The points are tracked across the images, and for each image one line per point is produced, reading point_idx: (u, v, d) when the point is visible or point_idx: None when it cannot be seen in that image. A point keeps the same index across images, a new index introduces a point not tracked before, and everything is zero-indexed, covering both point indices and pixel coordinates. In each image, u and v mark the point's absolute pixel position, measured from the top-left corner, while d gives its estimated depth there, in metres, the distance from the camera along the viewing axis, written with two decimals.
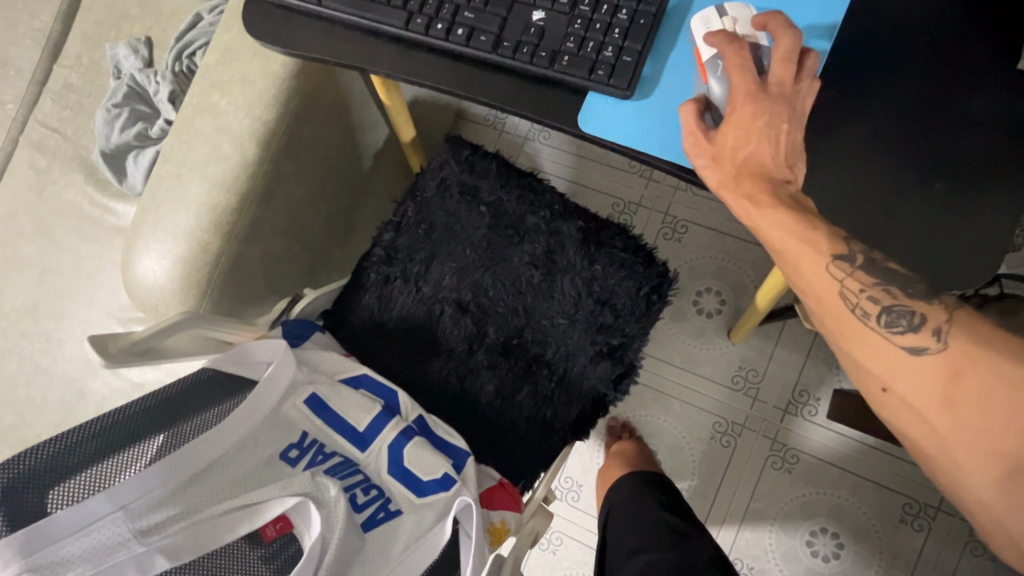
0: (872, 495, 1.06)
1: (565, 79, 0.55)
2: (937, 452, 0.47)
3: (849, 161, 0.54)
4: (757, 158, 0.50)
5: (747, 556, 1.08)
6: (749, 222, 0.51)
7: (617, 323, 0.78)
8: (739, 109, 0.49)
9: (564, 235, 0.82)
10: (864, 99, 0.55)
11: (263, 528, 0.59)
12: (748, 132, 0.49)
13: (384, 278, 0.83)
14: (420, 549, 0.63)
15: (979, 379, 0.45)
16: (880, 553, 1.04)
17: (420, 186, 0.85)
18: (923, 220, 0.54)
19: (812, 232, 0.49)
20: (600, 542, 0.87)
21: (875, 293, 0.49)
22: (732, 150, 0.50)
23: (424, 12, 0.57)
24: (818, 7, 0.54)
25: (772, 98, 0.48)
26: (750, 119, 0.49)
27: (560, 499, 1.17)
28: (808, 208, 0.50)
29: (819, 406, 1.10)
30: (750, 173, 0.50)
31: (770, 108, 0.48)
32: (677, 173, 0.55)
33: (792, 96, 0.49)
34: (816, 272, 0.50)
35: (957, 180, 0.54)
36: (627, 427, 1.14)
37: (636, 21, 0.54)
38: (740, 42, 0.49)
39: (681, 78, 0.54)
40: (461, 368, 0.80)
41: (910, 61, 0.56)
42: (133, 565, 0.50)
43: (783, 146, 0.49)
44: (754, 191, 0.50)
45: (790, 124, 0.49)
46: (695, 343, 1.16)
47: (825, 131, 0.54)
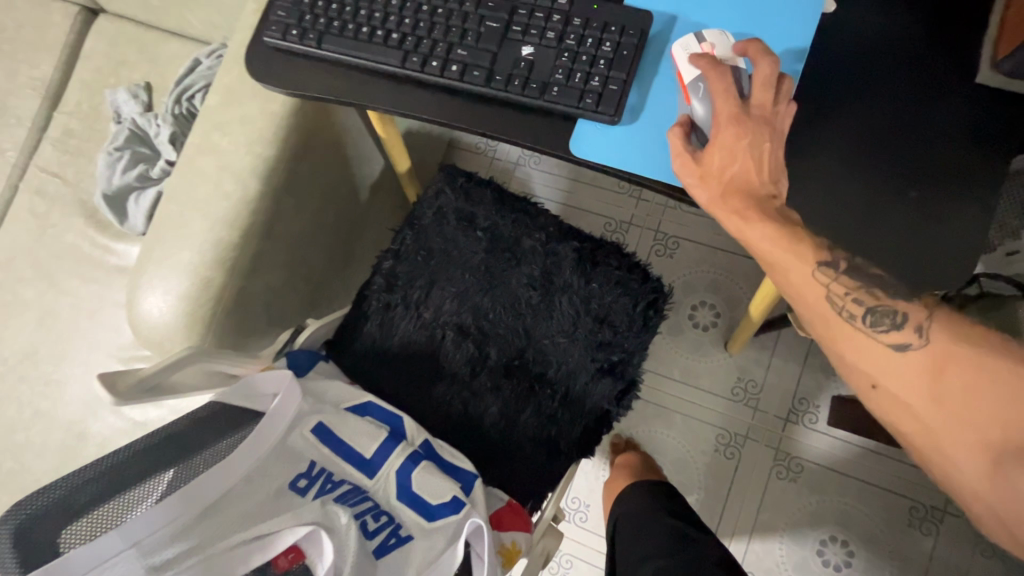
0: (878, 499, 1.06)
1: (555, 109, 0.57)
2: (925, 445, 0.48)
3: (823, 178, 0.57)
4: (743, 176, 0.52)
5: (758, 569, 1.08)
6: (738, 236, 0.54)
7: (617, 339, 0.80)
8: (722, 131, 0.52)
9: (560, 255, 0.84)
10: (836, 117, 0.59)
11: (275, 558, 0.58)
12: (729, 152, 0.52)
13: (385, 305, 0.85)
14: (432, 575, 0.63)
15: (961, 371, 0.47)
16: (891, 558, 1.04)
17: (417, 214, 0.88)
18: (901, 228, 0.56)
19: (797, 242, 0.52)
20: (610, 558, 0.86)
21: (858, 296, 0.52)
22: (718, 168, 0.53)
23: (419, 51, 0.60)
24: (788, 35, 0.58)
25: (754, 120, 0.51)
26: (733, 138, 0.52)
27: (568, 521, 1.17)
28: (793, 221, 0.53)
29: (818, 413, 1.11)
30: (736, 190, 0.53)
31: (751, 129, 0.51)
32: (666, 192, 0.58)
33: (772, 117, 0.52)
34: (803, 279, 0.53)
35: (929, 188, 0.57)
36: (631, 443, 1.15)
37: (619, 53, 0.57)
38: (723, 68, 0.52)
39: (664, 104, 0.58)
40: (465, 392, 0.81)
41: (876, 81, 0.59)
42: None
43: (766, 163, 0.52)
44: (742, 206, 0.52)
45: (770, 143, 0.52)
46: (693, 357, 1.18)
47: (799, 151, 0.58)
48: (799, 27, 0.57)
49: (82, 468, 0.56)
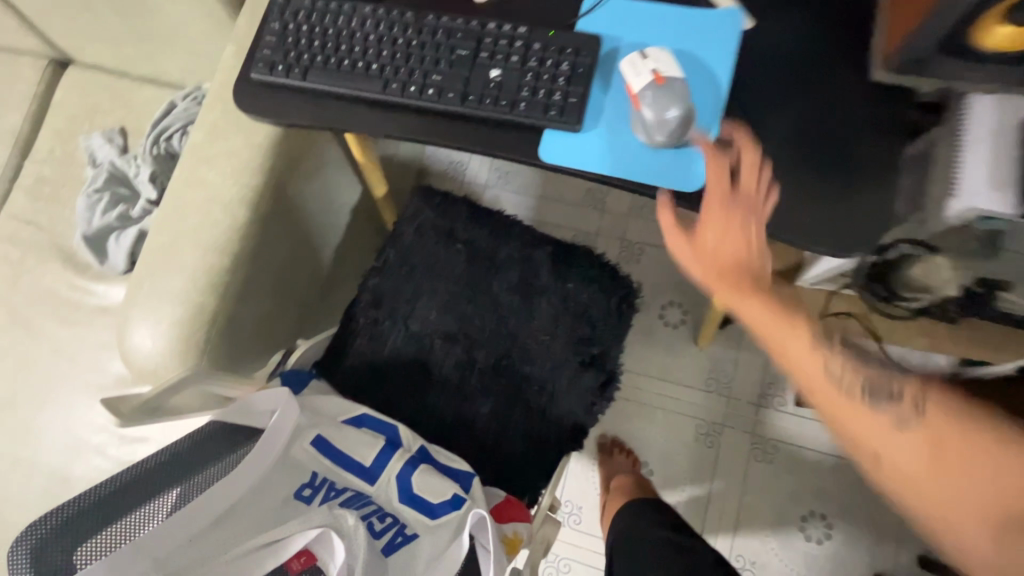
0: (848, 472, 1.14)
1: (525, 122, 0.61)
2: (935, 525, 0.43)
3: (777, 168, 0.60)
4: (736, 255, 0.55)
5: (747, 552, 1.13)
6: (736, 311, 0.55)
7: (594, 334, 0.87)
8: (714, 213, 0.56)
9: (536, 260, 0.91)
10: (781, 111, 0.62)
11: (288, 562, 0.61)
12: (724, 231, 0.55)
13: (373, 320, 0.88)
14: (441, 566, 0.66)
15: (960, 448, 0.43)
16: (865, 526, 1.11)
17: (398, 233, 0.93)
18: (847, 207, 0.59)
19: (791, 313, 0.52)
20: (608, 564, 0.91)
21: (853, 369, 0.50)
22: (712, 246, 0.56)
23: (398, 78, 0.63)
24: (722, 45, 0.62)
25: (743, 203, 0.55)
26: (725, 218, 0.55)
27: (564, 525, 1.20)
28: (785, 297, 0.54)
29: (786, 396, 1.19)
30: (732, 267, 0.55)
31: (740, 210, 0.55)
32: (636, 191, 0.60)
33: (758, 198, 0.56)
34: (800, 350, 0.51)
35: (868, 173, 0.60)
36: (626, 451, 1.18)
37: (578, 70, 0.60)
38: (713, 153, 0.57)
39: (619, 110, 0.60)
40: (456, 397, 0.85)
41: (818, 72, 0.62)
42: None
43: (755, 242, 0.55)
44: (739, 282, 0.54)
45: (756, 225, 0.55)
46: (667, 354, 1.24)
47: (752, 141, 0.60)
48: (729, 38, 0.62)
49: (94, 486, 0.58)
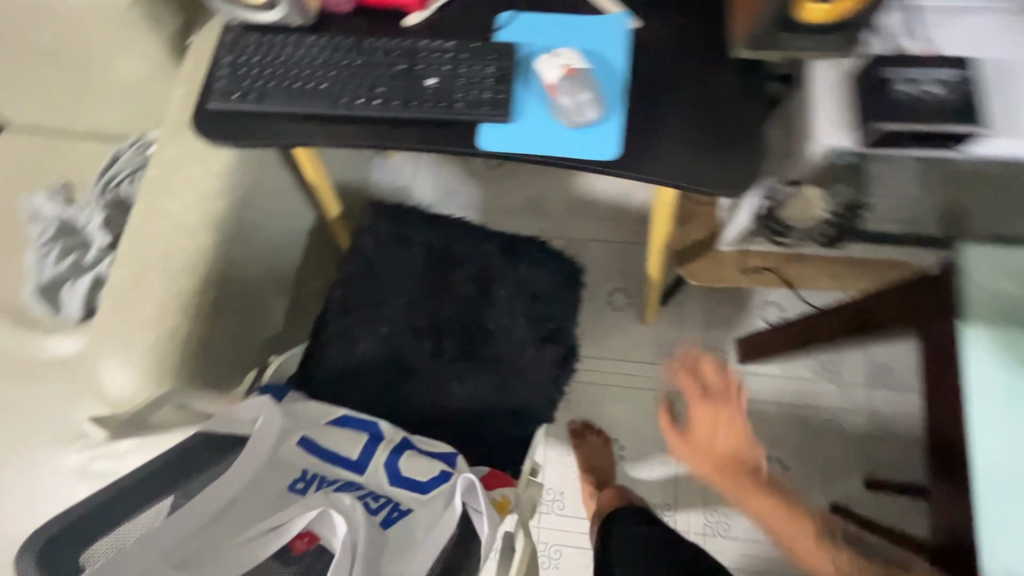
0: (793, 416, 1.26)
1: (462, 119, 0.70)
2: None
3: (680, 128, 0.70)
4: (728, 447, 0.77)
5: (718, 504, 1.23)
6: (739, 496, 0.73)
7: (549, 312, 0.97)
8: (701, 407, 0.82)
9: (488, 252, 0.99)
10: (678, 81, 0.72)
11: (292, 542, 0.63)
12: (709, 432, 0.79)
13: (343, 328, 0.93)
14: (438, 530, 0.69)
15: None
16: (815, 461, 1.24)
17: (357, 245, 0.99)
18: (744, 152, 0.69)
19: (792, 510, 0.69)
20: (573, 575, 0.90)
21: (852, 551, 0.66)
22: (707, 443, 0.78)
23: (345, 94, 0.72)
24: (617, 39, 0.74)
25: (719, 397, 0.81)
26: (709, 418, 0.80)
27: (547, 512, 1.26)
28: (777, 483, 0.72)
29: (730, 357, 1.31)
30: (729, 462, 0.75)
31: (722, 411, 0.80)
32: (568, 167, 0.69)
33: (730, 395, 0.81)
34: (787, 524, 0.68)
35: (755, 121, 0.70)
36: (602, 437, 1.26)
37: (502, 71, 0.70)
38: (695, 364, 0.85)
39: (538, 99, 0.71)
40: (432, 388, 0.90)
41: (703, 45, 0.73)
42: None
43: (734, 434, 0.77)
44: (730, 469, 0.74)
45: (732, 414, 0.79)
46: (620, 336, 1.35)
47: (655, 111, 0.71)
48: (620, 33, 0.74)
49: (91, 494, 0.59)
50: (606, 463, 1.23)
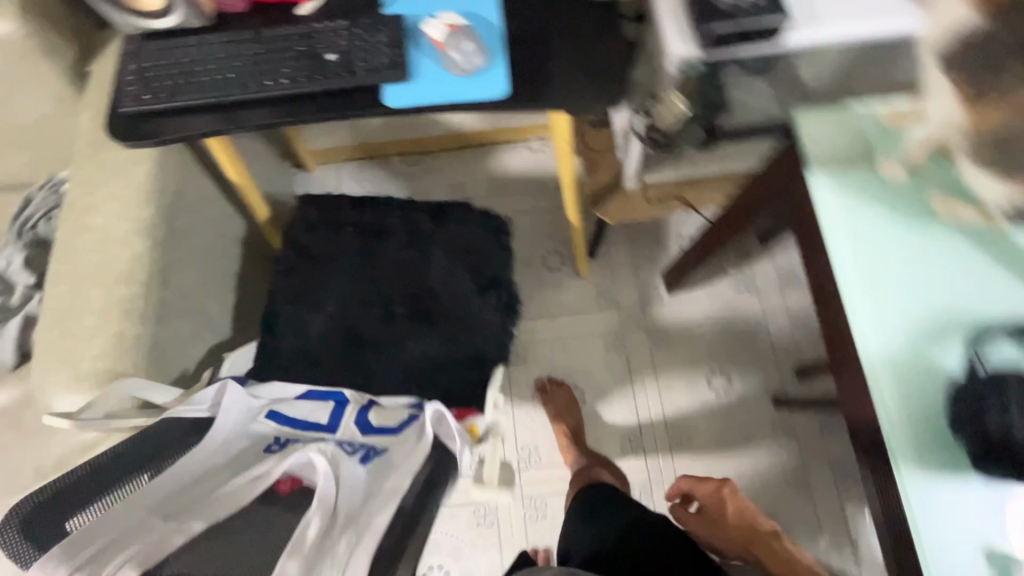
0: (723, 329, 1.40)
1: (366, 83, 0.77)
2: None
3: (559, 61, 0.80)
4: (739, 523, 0.94)
5: (674, 422, 1.35)
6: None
7: (485, 261, 1.03)
8: (712, 499, 0.98)
9: (418, 219, 1.05)
10: (550, 23, 0.82)
11: (275, 485, 0.69)
12: (724, 511, 0.96)
13: (292, 313, 0.97)
14: (414, 456, 0.74)
15: None
16: (749, 363, 1.38)
17: (292, 237, 1.03)
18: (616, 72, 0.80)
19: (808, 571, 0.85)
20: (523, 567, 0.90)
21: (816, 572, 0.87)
22: (718, 525, 0.96)
23: (254, 79, 0.78)
24: None
25: (718, 503, 0.97)
26: (713, 506, 0.97)
27: (525, 467, 1.32)
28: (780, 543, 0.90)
29: (660, 289, 1.44)
30: (735, 530, 0.94)
31: (726, 500, 0.96)
32: (468, 110, 0.78)
33: (721, 494, 0.97)
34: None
35: (618, 46, 0.81)
36: (562, 386, 1.32)
37: (394, 39, 0.79)
38: (698, 484, 1.01)
39: (430, 56, 0.79)
40: (390, 351, 0.96)
41: None
42: (176, 532, 0.60)
43: (745, 520, 0.94)
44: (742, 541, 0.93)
45: (733, 510, 0.95)
46: (560, 292, 1.45)
47: (535, 51, 0.81)
48: None
49: (65, 474, 0.63)
50: (574, 416, 1.29)
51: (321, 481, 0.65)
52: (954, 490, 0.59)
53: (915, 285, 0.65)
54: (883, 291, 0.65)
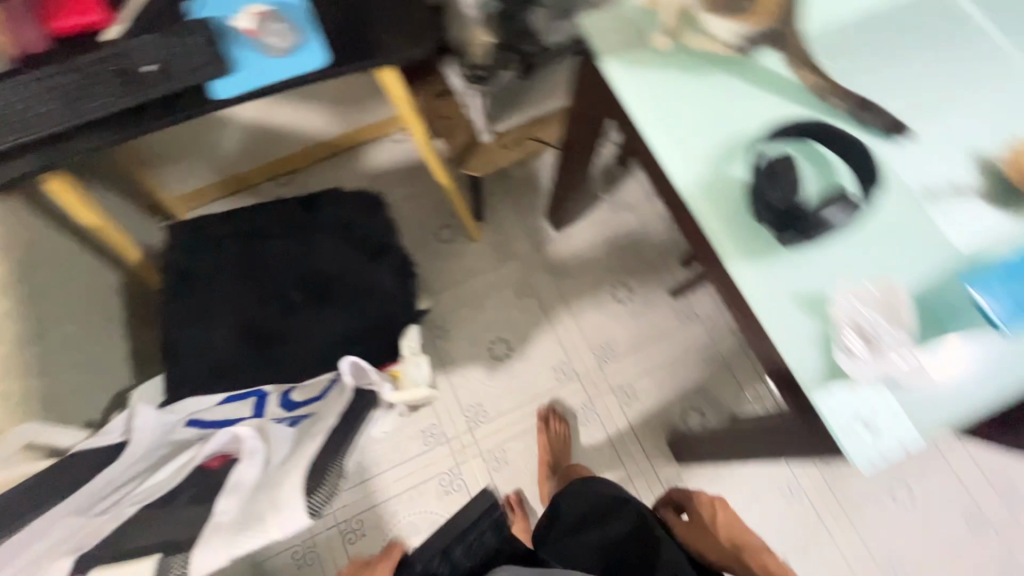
0: (614, 247, 1.53)
1: (188, 83, 0.80)
2: None
3: (368, 25, 0.88)
4: (731, 531, 0.94)
5: (596, 341, 1.46)
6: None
7: (369, 234, 1.07)
8: (705, 511, 1.00)
9: (293, 212, 1.08)
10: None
11: (206, 461, 0.78)
12: (714, 520, 0.97)
13: (194, 331, 0.99)
14: (327, 424, 0.83)
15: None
16: (643, 270, 1.52)
17: (173, 263, 1.04)
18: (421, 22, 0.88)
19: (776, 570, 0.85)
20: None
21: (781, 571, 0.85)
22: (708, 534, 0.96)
23: (69, 105, 0.78)
24: None
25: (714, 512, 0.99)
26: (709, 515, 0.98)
27: (476, 425, 1.38)
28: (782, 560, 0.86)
29: (549, 230, 1.55)
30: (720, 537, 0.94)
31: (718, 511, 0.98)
32: (296, 86, 0.85)
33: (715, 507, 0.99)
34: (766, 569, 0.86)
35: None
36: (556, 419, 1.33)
37: (206, 37, 0.82)
38: (695, 494, 1.05)
39: (246, 46, 0.85)
40: (303, 338, 0.99)
41: None
42: (111, 517, 0.70)
43: (737, 528, 0.94)
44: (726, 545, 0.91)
45: (731, 520, 0.96)
46: (461, 259, 1.52)
47: (343, 23, 0.88)
48: None
49: None
50: (564, 455, 1.31)
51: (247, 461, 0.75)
52: (774, 264, 0.71)
53: (698, 122, 0.78)
54: (680, 130, 0.78)
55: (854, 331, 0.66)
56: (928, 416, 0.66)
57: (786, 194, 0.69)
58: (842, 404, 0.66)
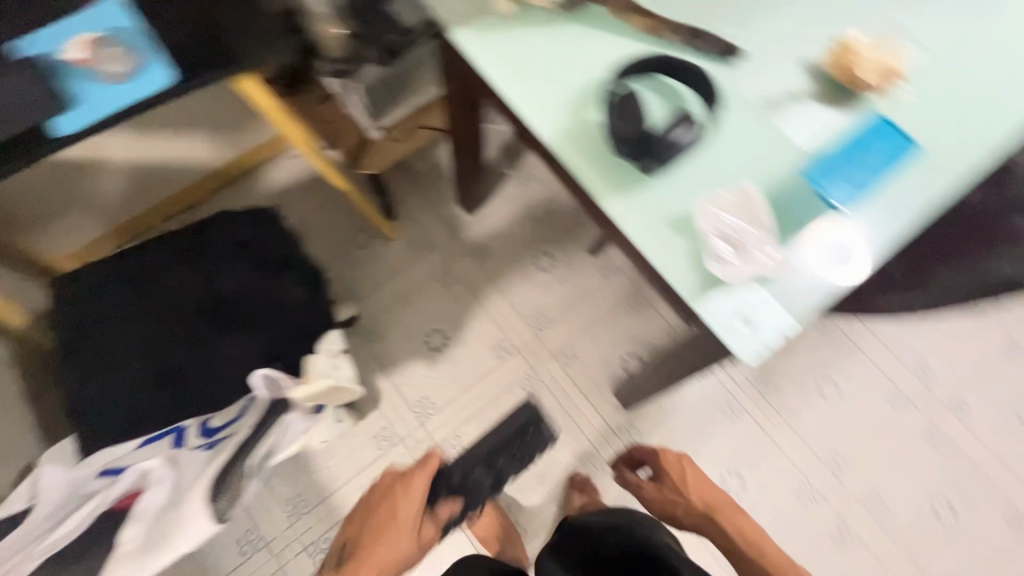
0: (527, 219, 1.56)
1: (23, 126, 0.77)
2: (758, 552, 0.93)
3: (208, 38, 0.86)
4: (686, 479, 1.07)
5: (528, 312, 1.49)
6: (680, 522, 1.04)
7: (267, 250, 1.06)
8: (673, 470, 1.09)
9: (183, 243, 1.05)
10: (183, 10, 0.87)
11: (119, 501, 0.84)
12: (678, 474, 1.08)
13: (99, 383, 0.94)
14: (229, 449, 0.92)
15: (761, 540, 0.95)
16: (560, 235, 1.55)
17: (62, 319, 0.98)
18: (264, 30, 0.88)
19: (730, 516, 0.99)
20: (483, 474, 1.16)
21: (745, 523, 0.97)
22: (656, 489, 1.09)
23: None
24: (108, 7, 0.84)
25: (675, 463, 1.10)
26: (675, 461, 1.11)
27: (427, 419, 1.39)
28: (737, 509, 1.00)
29: (462, 215, 1.57)
30: (679, 491, 1.06)
31: (682, 465, 1.10)
32: (142, 109, 0.82)
33: (674, 460, 1.11)
34: (727, 522, 0.98)
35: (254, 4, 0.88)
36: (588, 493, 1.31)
37: (34, 77, 0.78)
38: (659, 452, 1.14)
39: (80, 77, 0.81)
40: (214, 364, 0.96)
41: None
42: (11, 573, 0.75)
43: (692, 475, 1.08)
44: (674, 490, 1.06)
45: (687, 471, 1.08)
46: (381, 261, 1.52)
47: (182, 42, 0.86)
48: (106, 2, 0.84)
49: None
50: None
51: (150, 503, 0.83)
52: (641, 193, 0.75)
53: (551, 75, 0.81)
54: (535, 87, 0.81)
55: (720, 240, 0.71)
56: (799, 304, 0.72)
57: (637, 126, 0.74)
58: (722, 308, 0.71)
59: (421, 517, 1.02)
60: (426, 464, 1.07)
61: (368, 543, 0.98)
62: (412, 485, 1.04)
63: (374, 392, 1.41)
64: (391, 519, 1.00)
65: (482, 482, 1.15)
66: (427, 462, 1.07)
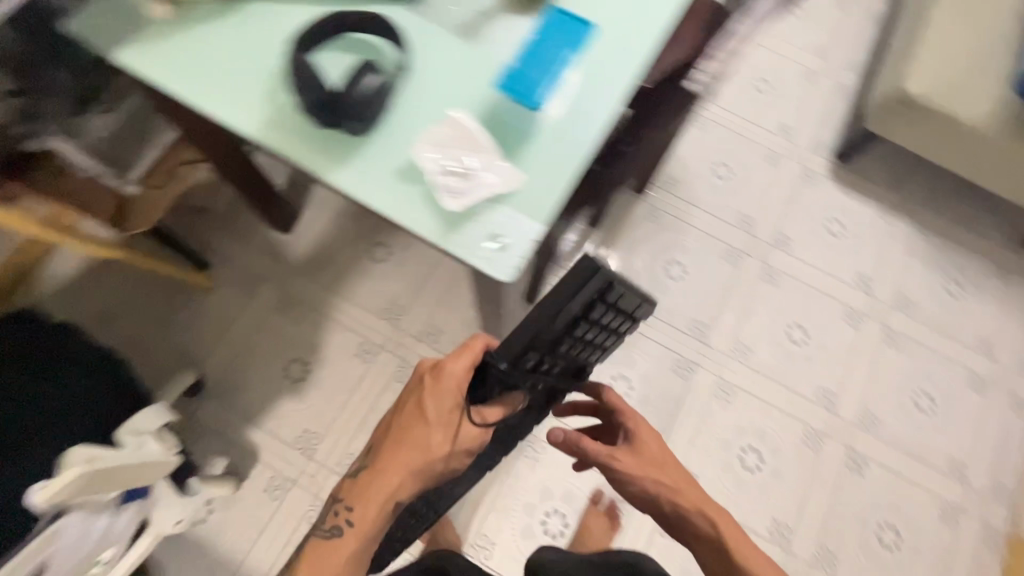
0: (347, 216, 1.51)
1: None
2: (737, 557, 0.82)
3: None
4: (662, 460, 0.87)
5: (380, 307, 1.45)
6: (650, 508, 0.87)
7: (32, 353, 0.97)
8: (647, 442, 0.88)
9: None
10: None
11: None
12: (651, 450, 0.88)
13: None
14: None
15: (745, 546, 0.83)
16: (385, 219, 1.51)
17: None
18: None
19: (716, 517, 0.84)
20: (543, 359, 0.79)
21: (730, 527, 0.84)
22: (628, 460, 0.86)
23: None
24: None
25: (650, 438, 0.89)
26: (645, 431, 0.90)
27: (314, 449, 1.33)
28: (722, 512, 0.85)
29: (280, 237, 1.48)
30: (654, 471, 0.86)
31: (653, 439, 0.89)
32: None
33: (647, 432, 0.90)
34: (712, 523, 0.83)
35: None
36: (616, 524, 1.30)
37: None
38: (625, 416, 0.92)
39: None
40: (9, 491, 0.88)
41: None
42: None
43: (667, 456, 0.88)
44: (652, 470, 0.86)
45: (662, 448, 0.88)
46: (209, 313, 1.41)
47: None
48: None
49: None
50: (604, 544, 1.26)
51: None
52: (360, 155, 0.73)
53: (229, 69, 0.76)
54: (215, 86, 0.75)
55: (446, 174, 0.72)
56: (544, 206, 0.73)
57: (325, 91, 0.71)
58: (474, 235, 0.72)
59: (459, 410, 0.82)
60: (469, 348, 0.82)
61: (396, 437, 0.85)
62: (450, 371, 0.81)
63: (250, 446, 1.33)
64: (419, 415, 0.83)
65: (545, 371, 0.81)
66: (469, 347, 0.81)
